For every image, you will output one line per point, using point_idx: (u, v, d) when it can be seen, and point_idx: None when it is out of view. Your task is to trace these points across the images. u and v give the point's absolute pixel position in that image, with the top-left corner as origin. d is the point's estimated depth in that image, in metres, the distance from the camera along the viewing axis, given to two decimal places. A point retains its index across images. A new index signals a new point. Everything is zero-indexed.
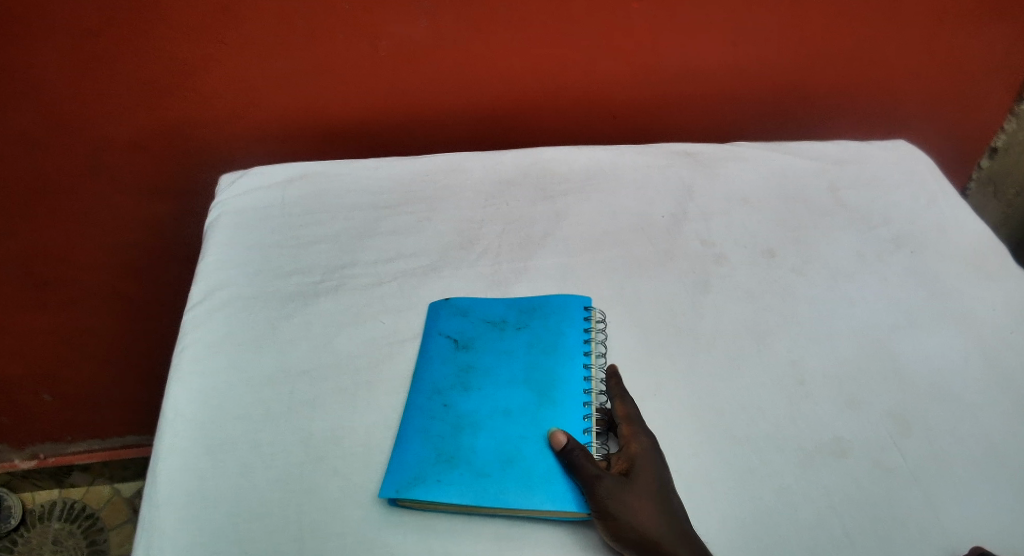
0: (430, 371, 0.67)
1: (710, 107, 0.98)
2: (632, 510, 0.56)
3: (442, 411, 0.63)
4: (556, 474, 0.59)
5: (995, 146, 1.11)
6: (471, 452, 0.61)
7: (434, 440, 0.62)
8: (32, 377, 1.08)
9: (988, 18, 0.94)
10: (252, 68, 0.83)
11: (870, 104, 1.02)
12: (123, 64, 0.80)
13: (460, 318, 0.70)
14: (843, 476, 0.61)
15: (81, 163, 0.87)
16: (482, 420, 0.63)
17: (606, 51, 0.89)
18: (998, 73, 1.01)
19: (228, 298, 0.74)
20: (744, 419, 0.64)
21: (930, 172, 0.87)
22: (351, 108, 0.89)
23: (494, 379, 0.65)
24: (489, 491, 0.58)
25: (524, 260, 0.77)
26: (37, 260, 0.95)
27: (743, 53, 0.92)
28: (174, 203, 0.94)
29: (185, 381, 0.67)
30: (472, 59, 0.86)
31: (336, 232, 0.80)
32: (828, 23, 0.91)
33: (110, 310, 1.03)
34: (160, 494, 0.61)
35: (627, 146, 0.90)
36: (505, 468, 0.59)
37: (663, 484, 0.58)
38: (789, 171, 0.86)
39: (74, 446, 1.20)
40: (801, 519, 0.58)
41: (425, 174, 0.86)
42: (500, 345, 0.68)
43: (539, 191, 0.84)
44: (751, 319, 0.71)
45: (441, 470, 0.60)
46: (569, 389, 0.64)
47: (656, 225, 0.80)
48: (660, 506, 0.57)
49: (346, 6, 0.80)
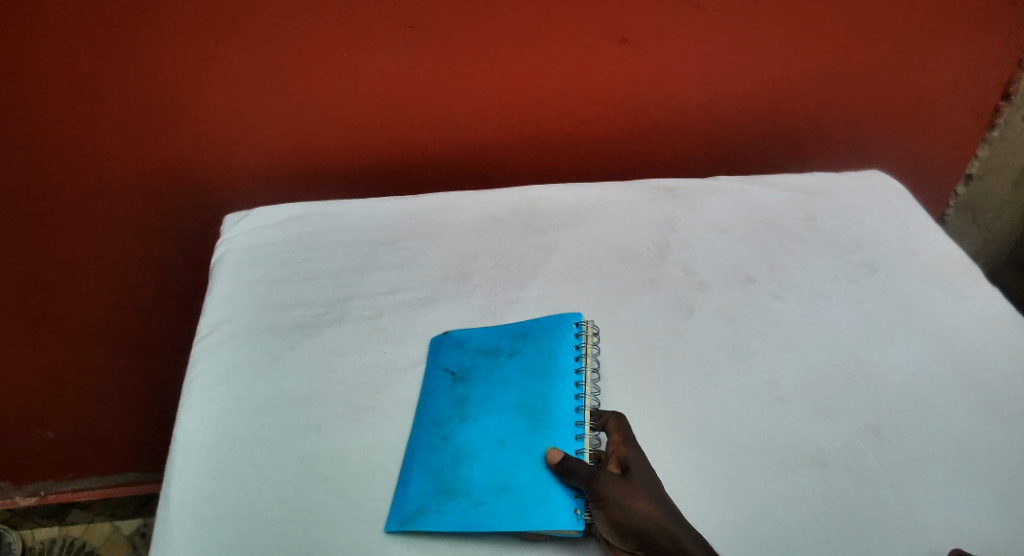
0: (428, 405, 0.67)
1: (692, 139, 1.01)
2: (629, 502, 0.56)
3: (440, 442, 0.64)
4: (553, 496, 0.58)
5: (970, 172, 1.15)
6: (468, 482, 0.61)
7: (434, 472, 0.62)
8: (31, 379, 1.03)
9: (972, 42, 0.99)
10: (263, 71, 0.82)
11: (845, 133, 1.07)
12: (134, 57, 0.78)
13: (458, 351, 0.71)
14: (823, 484, 0.62)
15: (87, 177, 0.86)
16: (479, 451, 0.63)
17: (619, 68, 0.90)
18: (981, 95, 1.06)
19: (237, 330, 0.74)
20: (732, 434, 0.65)
21: (901, 198, 0.90)
22: (365, 130, 0.89)
23: (489, 410, 0.66)
24: (488, 518, 0.58)
25: (516, 292, 0.78)
26: (34, 258, 0.91)
27: (725, 85, 0.96)
28: (162, 244, 0.94)
29: (195, 408, 0.67)
30: (491, 75, 0.87)
31: (336, 267, 0.80)
32: (839, 39, 0.95)
33: (112, 308, 0.99)
34: (172, 513, 0.60)
35: (611, 183, 0.93)
36: (500, 495, 0.59)
37: (655, 480, 0.59)
38: (764, 204, 0.89)
39: (74, 483, 1.19)
40: (786, 526, 0.59)
41: (419, 214, 0.87)
42: (495, 374, 0.68)
43: (529, 227, 0.85)
44: (731, 342, 0.73)
45: (441, 501, 0.59)
46: (562, 410, 0.64)
47: (638, 256, 0.82)
48: (657, 499, 0.57)
49: (362, 19, 0.80)
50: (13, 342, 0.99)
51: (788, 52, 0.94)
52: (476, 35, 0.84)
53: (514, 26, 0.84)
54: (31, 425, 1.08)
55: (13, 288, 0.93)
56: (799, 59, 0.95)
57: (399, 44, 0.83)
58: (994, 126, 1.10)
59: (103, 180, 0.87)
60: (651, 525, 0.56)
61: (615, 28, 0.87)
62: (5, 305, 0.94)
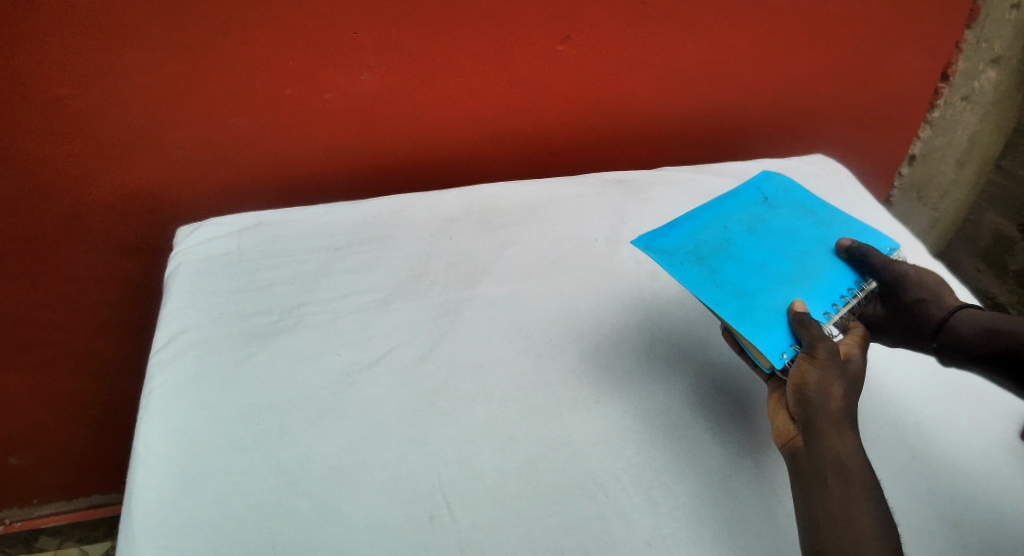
0: (734, 204, 0.75)
1: (646, 130, 1.03)
2: (833, 380, 0.59)
3: (720, 230, 0.71)
4: (775, 326, 0.62)
5: (914, 154, 1.22)
6: (720, 265, 0.67)
7: (697, 244, 0.69)
8: (18, 395, 1.00)
9: (911, 28, 1.04)
10: (225, 79, 0.80)
11: (792, 119, 1.10)
12: (86, 70, 0.75)
13: (786, 189, 0.77)
14: (775, 463, 0.66)
15: (32, 199, 0.83)
16: (742, 255, 0.68)
17: (576, 63, 0.92)
18: (923, 78, 1.11)
19: (193, 341, 0.72)
20: (692, 419, 0.68)
21: (848, 181, 0.94)
22: (328, 143, 0.90)
23: (774, 238, 0.71)
24: (712, 292, 0.64)
25: (471, 290, 0.78)
26: (23, 275, 0.89)
27: (676, 79, 0.98)
28: (112, 266, 0.92)
29: (154, 422, 0.65)
30: (456, 78, 0.88)
31: (291, 275, 0.79)
32: (789, 29, 0.98)
33: (83, 327, 0.97)
34: (138, 527, 0.59)
35: (564, 178, 0.94)
36: (735, 292, 0.64)
37: (859, 384, 0.61)
38: (716, 192, 0.92)
39: (40, 509, 1.17)
40: (740, 504, 0.63)
41: (376, 216, 0.86)
42: (797, 223, 0.73)
43: (483, 225, 0.86)
44: (685, 329, 0.76)
45: (688, 262, 0.67)
46: (824, 289, 0.66)
47: (594, 249, 0.84)
48: (851, 397, 0.59)
49: (323, 27, 0.80)
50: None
51: (739, 41, 0.97)
52: (428, 39, 0.84)
53: (468, 29, 0.84)
54: None
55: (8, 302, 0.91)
56: (747, 49, 0.98)
57: (351, 52, 0.82)
58: (936, 107, 1.16)
59: (59, 201, 0.84)
60: (835, 412, 0.58)
61: (564, 27, 0.88)
62: None
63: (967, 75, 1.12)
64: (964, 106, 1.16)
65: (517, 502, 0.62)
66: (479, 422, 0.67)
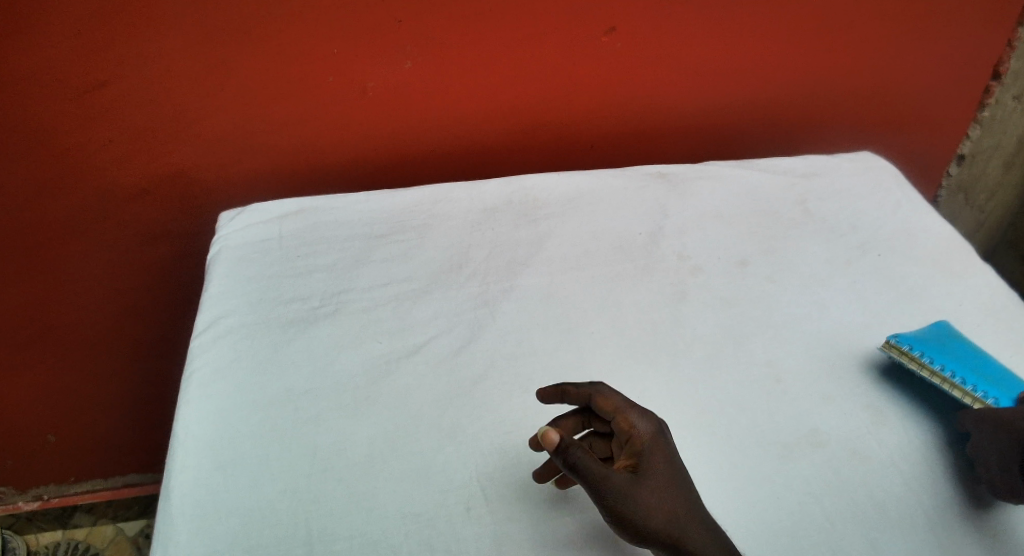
0: None
1: (686, 123, 1.01)
2: (649, 506, 0.56)
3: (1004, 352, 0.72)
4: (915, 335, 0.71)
5: (961, 154, 1.18)
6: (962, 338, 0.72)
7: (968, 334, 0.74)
8: (57, 375, 1.02)
9: (964, 22, 1.01)
10: (263, 63, 0.81)
11: (836, 116, 1.07)
12: (118, 58, 0.76)
13: None
14: (820, 464, 0.64)
15: (69, 181, 0.84)
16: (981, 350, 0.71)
17: (618, 51, 0.90)
18: (975, 76, 1.08)
19: (233, 326, 0.72)
20: (730, 417, 0.67)
21: (895, 181, 0.93)
22: (366, 132, 0.90)
23: None
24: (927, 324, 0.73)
25: (511, 279, 0.78)
26: (64, 257, 0.90)
27: (718, 71, 0.96)
28: (149, 250, 0.93)
29: (192, 405, 0.66)
30: (495, 65, 0.87)
31: (332, 261, 0.79)
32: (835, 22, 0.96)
33: (119, 308, 0.98)
34: (174, 508, 0.59)
35: (605, 170, 0.93)
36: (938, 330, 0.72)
37: (674, 474, 0.58)
38: (760, 188, 0.91)
39: (76, 487, 1.19)
40: (783, 506, 0.62)
41: (414, 206, 0.86)
42: None
43: (522, 216, 0.85)
44: (726, 324, 0.74)
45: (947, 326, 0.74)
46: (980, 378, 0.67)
47: (635, 243, 0.83)
48: (677, 499, 0.57)
49: (363, 14, 0.79)
50: (37, 338, 0.97)
51: (784, 32, 0.95)
52: (466, 27, 0.83)
53: (508, 16, 0.83)
54: (31, 432, 1.08)
55: (48, 282, 0.92)
56: (789, 43, 0.96)
57: (392, 39, 0.82)
58: (984, 107, 1.12)
59: (95, 186, 0.85)
60: (676, 534, 0.56)
61: (604, 19, 0.87)
62: (37, 299, 0.93)
63: (1018, 73, 1.08)
64: (1014, 106, 1.12)
65: (551, 495, 0.61)
66: (513, 415, 0.66)
